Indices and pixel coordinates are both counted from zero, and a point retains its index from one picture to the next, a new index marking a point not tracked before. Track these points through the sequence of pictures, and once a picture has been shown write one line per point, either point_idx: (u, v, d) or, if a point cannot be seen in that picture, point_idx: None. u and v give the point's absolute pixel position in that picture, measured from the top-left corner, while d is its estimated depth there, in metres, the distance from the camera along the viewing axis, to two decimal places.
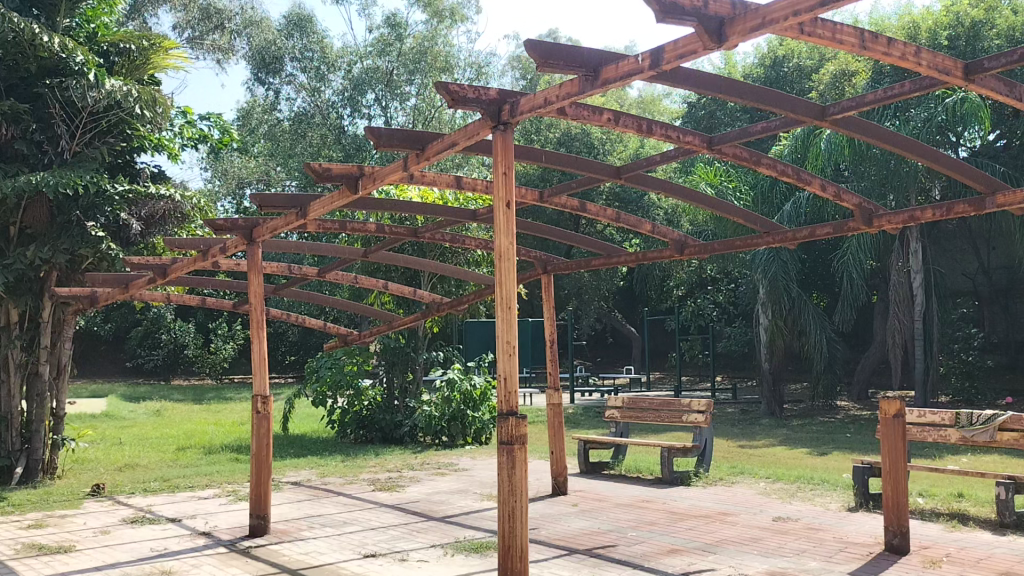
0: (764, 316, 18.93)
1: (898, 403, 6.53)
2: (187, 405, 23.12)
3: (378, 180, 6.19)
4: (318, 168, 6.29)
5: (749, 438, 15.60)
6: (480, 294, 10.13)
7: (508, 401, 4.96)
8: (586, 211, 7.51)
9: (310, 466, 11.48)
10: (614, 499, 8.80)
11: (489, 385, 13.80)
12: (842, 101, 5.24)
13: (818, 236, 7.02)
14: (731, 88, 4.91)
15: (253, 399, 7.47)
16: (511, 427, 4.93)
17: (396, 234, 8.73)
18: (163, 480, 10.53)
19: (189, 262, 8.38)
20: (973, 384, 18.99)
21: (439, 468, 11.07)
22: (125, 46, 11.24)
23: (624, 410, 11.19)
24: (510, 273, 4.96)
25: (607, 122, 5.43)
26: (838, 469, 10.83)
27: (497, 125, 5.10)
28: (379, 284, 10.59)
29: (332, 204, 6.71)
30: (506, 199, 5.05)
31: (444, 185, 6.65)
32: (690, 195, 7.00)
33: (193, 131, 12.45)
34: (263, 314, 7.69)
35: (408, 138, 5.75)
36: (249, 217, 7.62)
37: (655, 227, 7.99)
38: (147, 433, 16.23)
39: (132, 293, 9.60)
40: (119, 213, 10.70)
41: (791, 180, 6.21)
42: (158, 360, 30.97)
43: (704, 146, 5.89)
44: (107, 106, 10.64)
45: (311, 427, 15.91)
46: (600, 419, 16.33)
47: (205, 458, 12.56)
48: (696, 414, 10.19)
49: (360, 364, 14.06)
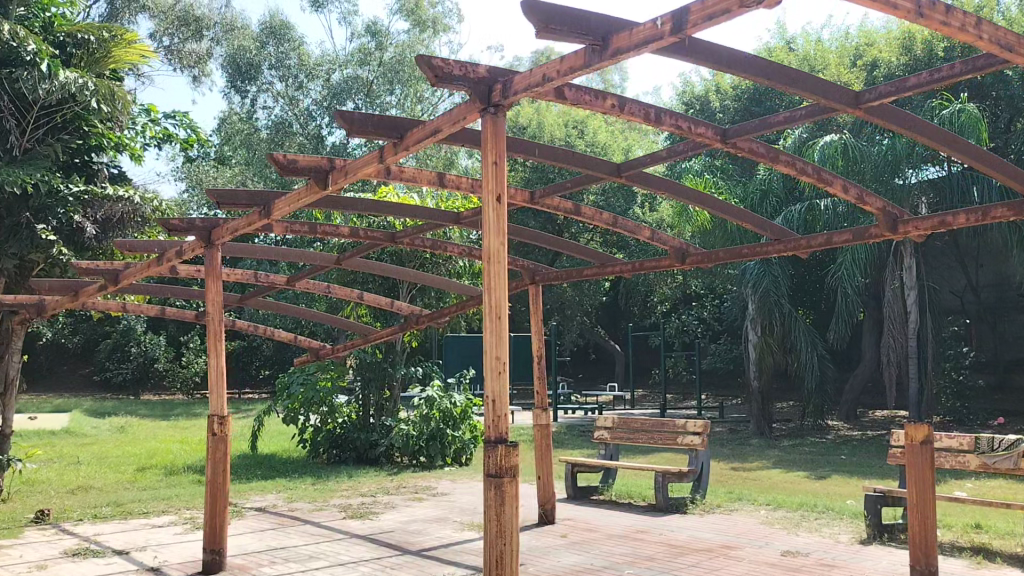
0: (752, 332, 18.36)
1: (926, 428, 5.85)
2: (154, 422, 22.10)
3: (350, 173, 5.48)
4: (281, 159, 5.54)
5: (742, 459, 14.97)
6: (462, 306, 9.38)
7: (497, 426, 4.27)
8: (580, 214, 6.85)
9: (277, 489, 10.70)
10: (606, 529, 8.10)
11: (470, 403, 13.12)
12: (879, 86, 4.60)
13: (835, 243, 6.38)
14: (758, 69, 4.31)
15: (209, 419, 6.75)
16: (499, 457, 4.26)
17: (372, 238, 7.99)
18: (115, 506, 9.69)
19: (143, 267, 7.63)
20: (963, 404, 18.58)
21: (416, 493, 10.32)
22: (83, 36, 10.48)
23: (614, 431, 10.46)
24: (501, 278, 4.31)
25: (610, 110, 4.77)
26: (842, 495, 10.19)
27: (486, 107, 4.41)
28: (353, 294, 9.81)
29: (298, 202, 5.98)
30: (496, 191, 4.38)
31: (426, 182, 5.96)
32: (695, 196, 6.35)
33: (157, 130, 11.70)
34: (222, 324, 6.95)
35: (385, 124, 5.03)
36: (208, 217, 6.91)
37: (654, 234, 7.33)
38: (109, 451, 15.35)
39: (84, 302, 8.82)
40: (72, 215, 9.95)
41: (810, 180, 5.60)
42: (127, 374, 29.98)
43: (717, 140, 5.25)
44: (61, 99, 9.90)
45: (282, 446, 15.08)
46: (585, 440, 15.64)
47: (166, 480, 11.74)
48: (692, 437, 9.48)
49: (334, 380, 13.29)
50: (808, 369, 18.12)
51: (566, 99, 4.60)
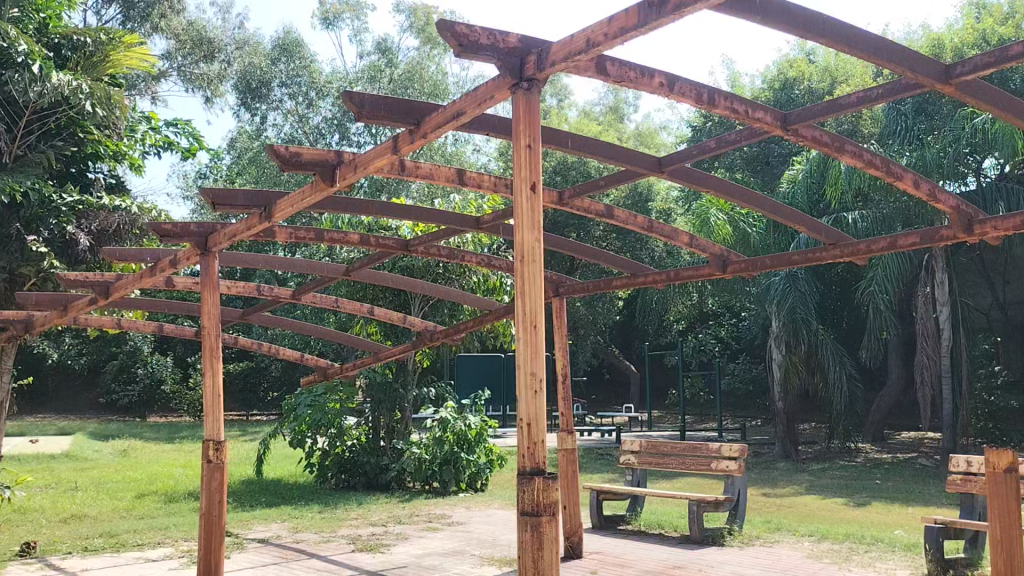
0: (777, 351, 17.65)
1: (1010, 454, 4.86)
2: (158, 445, 21.44)
3: (360, 167, 4.86)
4: (282, 151, 4.89)
5: (772, 484, 14.19)
6: (479, 321, 8.69)
7: (533, 454, 3.65)
8: (613, 217, 6.21)
9: (281, 518, 10.03)
10: (640, 565, 7.40)
11: (484, 425, 12.39)
12: (974, 58, 3.94)
13: (899, 248, 5.74)
14: (842, 36, 3.72)
15: (203, 445, 6.12)
16: (536, 492, 3.64)
17: (383, 246, 7.36)
18: (109, 536, 9.04)
19: (136, 277, 7.00)
20: (996, 425, 17.32)
21: (429, 522, 9.64)
22: (78, 39, 10.05)
23: (642, 456, 9.81)
24: (536, 281, 3.68)
25: (659, 89, 4.15)
26: (890, 525, 9.46)
27: (519, 82, 3.79)
28: (363, 309, 9.18)
29: (303, 201, 5.36)
30: (530, 178, 3.75)
31: (444, 180, 5.31)
32: (743, 194, 5.68)
33: (157, 138, 11.22)
34: (219, 340, 6.33)
35: (399, 108, 4.42)
36: (204, 221, 6.30)
37: (693, 240, 6.69)
38: (108, 476, 14.71)
39: (73, 317, 8.21)
40: (65, 226, 9.48)
41: (878, 173, 4.98)
42: (133, 397, 29.31)
43: (777, 125, 4.60)
44: (55, 102, 9.46)
45: (289, 471, 14.44)
46: (606, 464, 14.95)
47: (164, 507, 11.07)
48: (728, 461, 8.80)
49: (343, 402, 12.59)
50: (836, 390, 17.37)
51: (610, 75, 3.98)
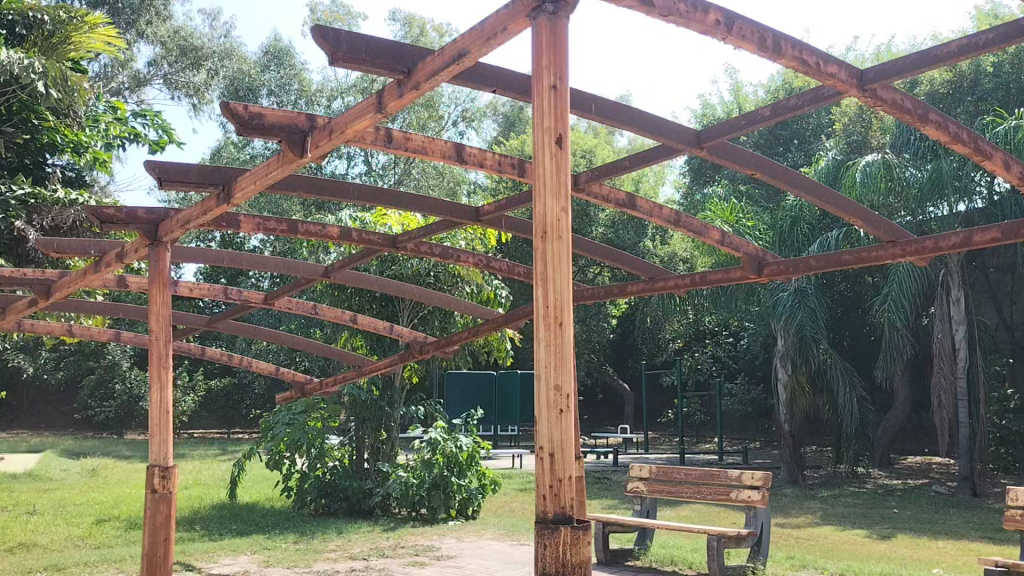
0: (783, 371, 16.72)
1: None
2: (130, 464, 20.32)
3: (335, 132, 3.97)
4: (241, 111, 4.00)
5: (784, 513, 13.21)
6: (475, 330, 7.73)
7: (558, 494, 2.80)
8: (636, 206, 5.34)
9: (251, 549, 9.05)
10: None
11: (477, 448, 11.49)
12: None
13: (977, 244, 4.88)
14: None
15: (148, 471, 5.20)
16: (562, 547, 2.79)
17: (368, 242, 6.41)
18: (54, 570, 8.02)
19: (80, 274, 6.08)
20: (1009, 451, 16.57)
21: (416, 556, 8.65)
22: (35, 17, 9.63)
23: (652, 484, 8.89)
24: (561, 263, 2.83)
25: (714, 28, 3.31)
26: (927, 563, 8.57)
27: (541, 4, 2.90)
28: (344, 316, 8.24)
29: (267, 176, 4.44)
30: (556, 130, 2.87)
31: (439, 155, 4.39)
32: (793, 178, 4.81)
33: (120, 129, 10.74)
34: (170, 348, 5.40)
35: (383, 52, 3.54)
36: (154, 208, 5.38)
37: (725, 237, 5.80)
38: (71, 499, 13.66)
39: (15, 322, 7.29)
40: (14, 220, 8.89)
41: (964, 149, 4.12)
42: (109, 414, 28.11)
43: (851, 84, 3.79)
44: (4, 82, 8.76)
45: (266, 495, 13.39)
46: (605, 489, 14.01)
47: (124, 536, 10.06)
48: (749, 491, 7.87)
49: (325, 421, 11.62)
50: (845, 412, 16.45)
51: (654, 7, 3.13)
